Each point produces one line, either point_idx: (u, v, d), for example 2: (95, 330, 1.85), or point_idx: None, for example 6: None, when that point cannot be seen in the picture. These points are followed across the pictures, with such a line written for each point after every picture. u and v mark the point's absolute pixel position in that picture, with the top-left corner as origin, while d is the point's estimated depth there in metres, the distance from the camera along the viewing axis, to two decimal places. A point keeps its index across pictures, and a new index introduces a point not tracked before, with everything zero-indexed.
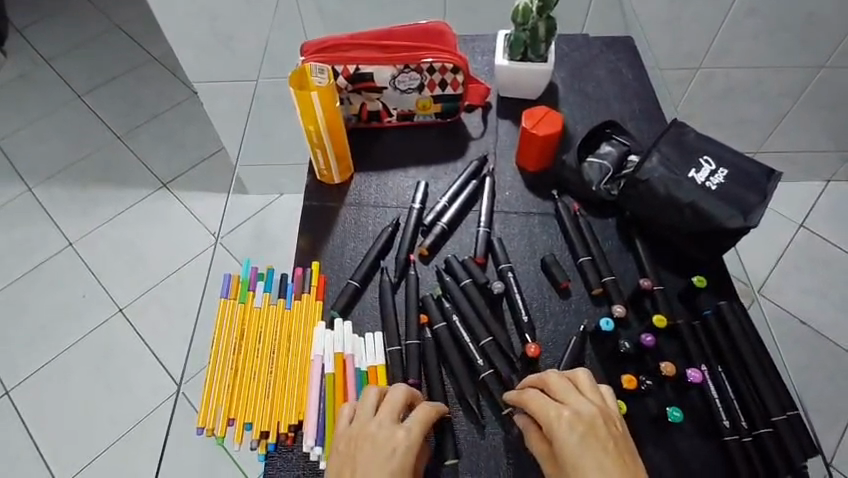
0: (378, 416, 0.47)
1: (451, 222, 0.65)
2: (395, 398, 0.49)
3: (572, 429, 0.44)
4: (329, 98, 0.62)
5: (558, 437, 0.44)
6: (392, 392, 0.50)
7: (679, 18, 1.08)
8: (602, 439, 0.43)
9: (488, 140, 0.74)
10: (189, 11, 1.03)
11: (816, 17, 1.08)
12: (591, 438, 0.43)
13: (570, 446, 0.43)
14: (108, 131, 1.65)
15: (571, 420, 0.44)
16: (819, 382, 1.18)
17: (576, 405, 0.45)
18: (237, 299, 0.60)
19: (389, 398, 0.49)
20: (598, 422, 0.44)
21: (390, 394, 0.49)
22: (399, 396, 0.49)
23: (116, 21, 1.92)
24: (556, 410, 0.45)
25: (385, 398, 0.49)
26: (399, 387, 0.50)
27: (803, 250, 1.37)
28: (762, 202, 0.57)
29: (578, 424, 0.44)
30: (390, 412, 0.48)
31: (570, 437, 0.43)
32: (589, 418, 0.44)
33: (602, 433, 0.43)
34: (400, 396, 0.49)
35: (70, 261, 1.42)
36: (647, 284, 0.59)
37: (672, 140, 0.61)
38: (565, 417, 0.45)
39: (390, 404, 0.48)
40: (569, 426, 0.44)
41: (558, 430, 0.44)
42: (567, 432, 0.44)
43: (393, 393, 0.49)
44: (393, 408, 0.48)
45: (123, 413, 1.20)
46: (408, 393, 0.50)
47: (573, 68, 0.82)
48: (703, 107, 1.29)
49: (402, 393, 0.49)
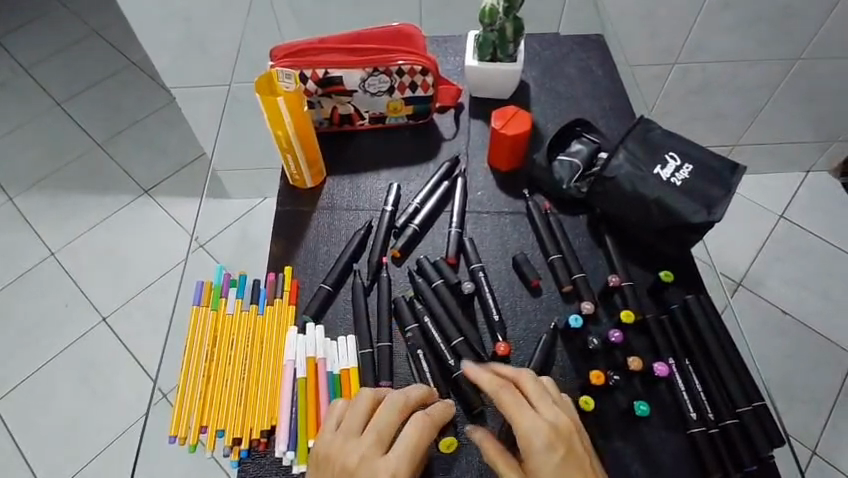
0: (365, 441, 0.46)
1: (423, 223, 0.66)
2: (387, 418, 0.47)
3: (552, 448, 0.44)
4: (297, 102, 0.62)
5: (535, 451, 0.44)
6: (385, 407, 0.48)
7: (652, 14, 1.08)
8: (575, 457, 0.44)
9: (461, 140, 0.75)
10: (162, 16, 1.02)
11: (790, 9, 1.08)
12: (569, 457, 0.44)
13: (546, 462, 0.43)
14: (89, 138, 1.64)
15: (549, 436, 0.44)
16: (802, 371, 1.20)
17: (553, 417, 0.46)
18: (209, 306, 0.61)
19: (381, 415, 0.47)
20: (572, 438, 0.45)
21: (382, 407, 0.48)
22: (393, 413, 0.48)
23: (94, 26, 1.91)
24: (534, 421, 0.45)
25: (377, 415, 0.48)
26: (394, 400, 0.48)
27: (784, 240, 1.39)
28: (726, 196, 0.57)
29: (557, 441, 0.44)
30: (381, 437, 0.46)
31: (549, 457, 0.44)
32: (565, 436, 0.45)
33: (577, 452, 0.44)
34: (394, 414, 0.47)
35: (53, 270, 1.41)
36: (615, 281, 0.59)
37: (638, 137, 0.62)
38: (542, 430, 0.45)
39: (380, 424, 0.47)
40: (547, 442, 0.44)
41: (535, 444, 0.44)
42: (544, 448, 0.44)
43: (385, 408, 0.48)
44: (385, 431, 0.47)
45: (109, 422, 1.19)
46: (403, 408, 0.48)
47: (545, 66, 0.82)
48: (680, 102, 1.30)
49: (397, 408, 0.48)
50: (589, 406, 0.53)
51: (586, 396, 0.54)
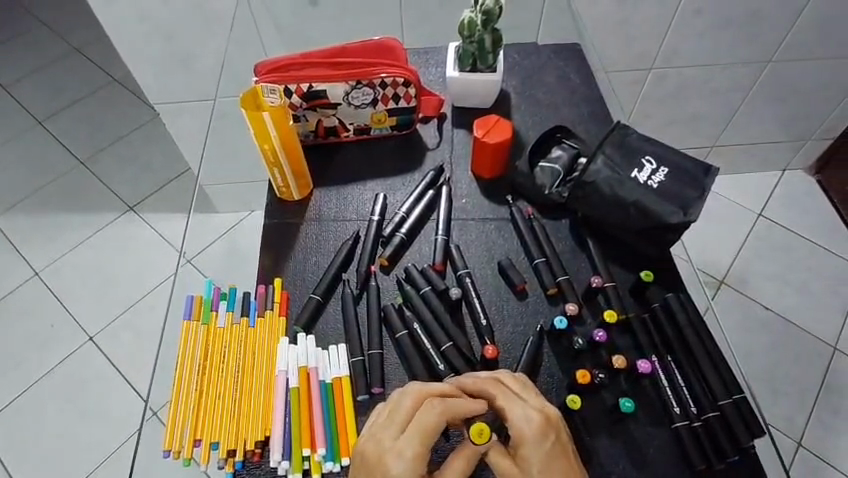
0: (381, 436, 0.46)
1: (410, 231, 0.67)
2: (402, 408, 0.47)
3: (544, 437, 0.45)
4: (282, 116, 0.63)
5: (526, 440, 0.45)
6: (403, 401, 0.47)
7: (628, 21, 1.12)
8: (562, 444, 0.46)
9: (444, 150, 0.76)
10: (144, 33, 1.03)
11: (759, 14, 1.12)
12: (557, 444, 0.46)
13: (537, 449, 0.45)
14: (72, 156, 1.63)
15: (540, 425, 0.46)
16: (786, 364, 1.23)
17: (540, 406, 0.47)
18: (200, 320, 0.61)
19: (397, 405, 0.48)
20: (559, 426, 0.47)
21: (401, 402, 0.47)
22: (410, 404, 0.47)
23: (74, 44, 1.90)
24: (520, 412, 0.47)
25: (393, 406, 0.48)
26: (408, 390, 0.48)
27: (763, 237, 1.42)
28: (700, 196, 0.60)
29: (548, 429, 0.46)
30: (398, 423, 0.46)
31: (541, 445, 0.45)
32: (554, 424, 0.46)
33: (563, 439, 0.46)
34: (408, 403, 0.47)
35: (37, 290, 1.40)
36: (598, 282, 0.61)
37: (615, 142, 0.64)
38: (533, 420, 0.46)
39: (402, 415, 0.47)
40: (538, 430, 0.45)
41: (527, 434, 0.45)
42: (536, 436, 0.45)
43: (401, 397, 0.48)
44: (400, 417, 0.46)
45: (100, 440, 1.18)
46: (419, 397, 0.48)
47: (525, 75, 0.85)
48: (658, 106, 1.34)
49: (411, 397, 0.48)
50: (576, 405, 0.54)
51: (572, 395, 0.55)
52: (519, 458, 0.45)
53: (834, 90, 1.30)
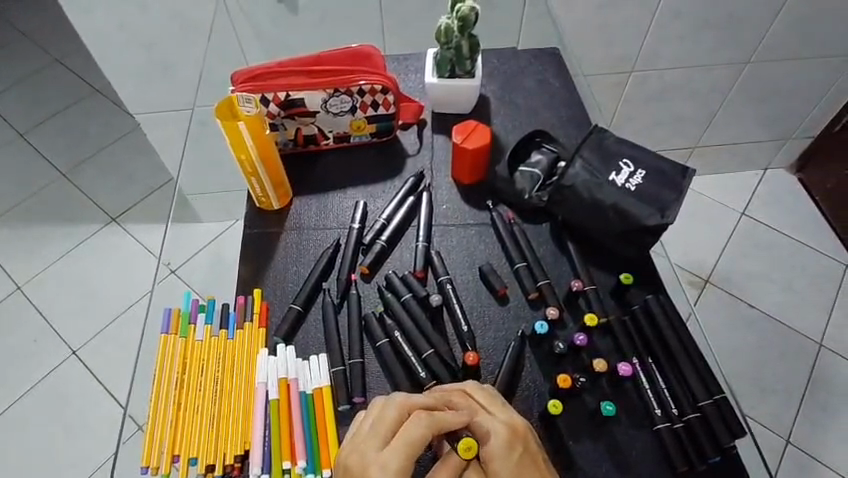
0: (365, 448, 0.45)
1: (390, 238, 0.67)
2: (388, 415, 0.47)
3: (512, 449, 0.46)
4: (257, 126, 0.63)
5: (495, 454, 0.45)
6: (390, 409, 0.47)
7: (607, 24, 1.12)
8: (528, 454, 0.46)
9: (424, 157, 0.76)
10: (122, 43, 1.02)
11: (737, 17, 1.13)
12: (525, 456, 0.46)
13: (507, 462, 0.45)
14: (53, 168, 1.61)
15: (507, 436, 0.46)
16: (771, 361, 1.24)
17: (507, 418, 0.48)
18: (178, 334, 0.60)
19: (381, 413, 0.47)
20: (527, 437, 0.47)
21: (386, 410, 0.47)
22: (395, 412, 0.47)
23: (55, 55, 1.89)
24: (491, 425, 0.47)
25: (377, 414, 0.47)
26: (394, 399, 0.48)
27: (747, 236, 1.44)
28: (678, 198, 0.60)
29: (515, 441, 0.46)
30: (382, 433, 0.46)
31: (510, 457, 0.45)
32: (519, 434, 0.47)
33: (531, 449, 0.47)
34: (393, 411, 0.47)
35: (19, 305, 1.37)
36: (578, 285, 0.61)
37: (593, 146, 0.64)
38: (501, 433, 0.46)
39: (387, 423, 0.46)
40: (505, 443, 0.46)
41: (495, 448, 0.46)
42: (504, 448, 0.46)
43: (385, 405, 0.48)
44: (385, 427, 0.46)
45: (84, 456, 1.16)
46: (402, 406, 0.47)
47: (504, 80, 0.85)
48: (641, 108, 1.35)
49: (395, 406, 0.47)
50: (557, 409, 0.54)
51: (553, 400, 0.55)
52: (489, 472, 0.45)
53: (811, 90, 1.32)
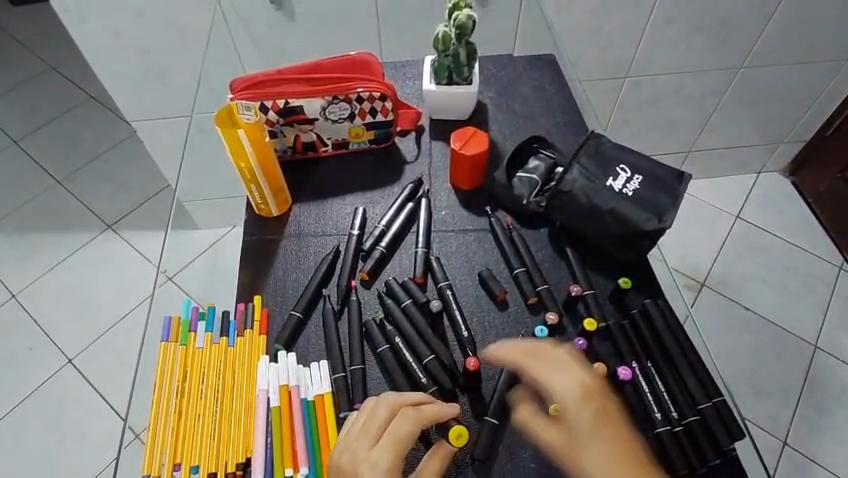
0: (354, 447, 0.47)
1: (390, 245, 0.67)
2: (377, 415, 0.48)
3: (587, 401, 0.49)
4: (257, 133, 0.63)
5: (571, 405, 0.49)
6: (379, 409, 0.48)
7: (601, 30, 1.14)
8: (598, 403, 0.49)
9: (423, 163, 0.77)
10: (119, 50, 1.02)
11: (729, 22, 1.15)
12: (600, 408, 0.49)
13: (582, 414, 0.49)
14: (47, 176, 1.60)
15: (583, 391, 0.50)
16: (767, 363, 1.25)
17: (583, 374, 0.51)
18: (178, 342, 0.60)
19: (371, 413, 0.48)
20: (595, 387, 0.50)
21: (375, 409, 0.49)
22: (385, 412, 0.48)
23: (49, 62, 1.88)
24: (556, 380, 0.51)
25: (367, 415, 0.49)
26: (385, 399, 0.49)
27: (742, 240, 1.45)
28: (674, 203, 0.61)
29: (591, 395, 0.49)
30: (372, 432, 0.47)
31: (585, 409, 0.49)
32: (584, 384, 0.50)
33: (600, 397, 0.50)
34: (383, 411, 0.48)
35: (14, 314, 1.36)
36: (577, 290, 0.62)
37: (590, 151, 0.65)
38: (576, 387, 0.50)
39: (377, 423, 0.48)
40: (582, 396, 0.49)
41: (571, 401, 0.49)
42: (580, 401, 0.49)
43: (375, 406, 0.49)
44: (375, 426, 0.47)
45: (80, 464, 1.15)
46: (393, 405, 0.49)
47: (501, 86, 0.86)
48: (635, 113, 1.36)
49: (386, 406, 0.49)
50: None
51: None
52: (564, 426, 0.49)
53: (804, 94, 1.34)
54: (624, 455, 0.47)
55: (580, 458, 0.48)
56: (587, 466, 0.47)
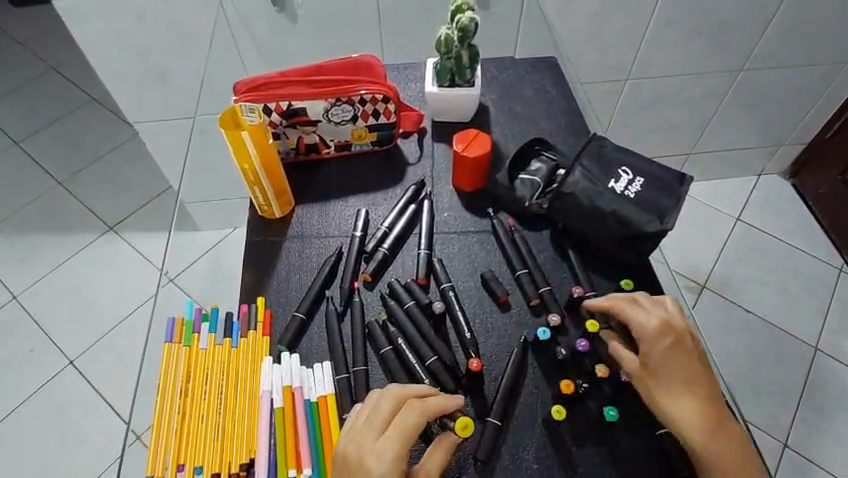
0: (360, 438, 0.47)
1: (393, 247, 0.67)
2: (381, 408, 0.48)
3: (663, 337, 0.53)
4: (261, 135, 0.63)
5: (646, 340, 0.53)
6: (383, 401, 0.48)
7: (602, 33, 1.14)
8: (682, 348, 0.53)
9: (425, 165, 0.77)
10: (121, 52, 1.02)
11: (729, 25, 1.15)
12: (677, 345, 0.53)
13: (656, 347, 0.53)
14: (48, 177, 1.61)
15: (661, 328, 0.53)
16: (767, 365, 1.25)
17: (663, 315, 0.54)
18: (182, 343, 0.60)
19: (375, 406, 0.48)
20: (683, 332, 0.54)
21: (380, 402, 0.48)
22: (390, 404, 0.48)
23: (51, 64, 1.89)
24: (644, 327, 0.54)
25: (372, 408, 0.49)
26: (389, 392, 0.49)
27: (742, 242, 1.45)
28: (676, 205, 0.61)
29: (668, 332, 0.53)
30: (378, 424, 0.47)
31: (660, 344, 0.53)
32: (671, 330, 0.53)
33: (685, 343, 0.53)
34: (388, 403, 0.48)
35: (14, 315, 1.36)
36: (579, 292, 0.62)
37: (592, 153, 0.65)
38: (654, 324, 0.54)
39: (382, 415, 0.48)
40: (659, 332, 0.53)
41: (647, 336, 0.53)
42: (656, 336, 0.53)
43: (380, 398, 0.49)
44: (380, 419, 0.47)
45: (80, 465, 1.15)
46: (397, 398, 0.49)
47: (503, 88, 0.86)
48: (636, 115, 1.36)
49: (390, 398, 0.49)
50: (560, 416, 0.55)
51: (556, 406, 0.56)
52: (647, 369, 0.53)
53: (804, 97, 1.34)
54: (703, 394, 0.52)
55: (662, 398, 0.52)
56: (669, 406, 0.51)
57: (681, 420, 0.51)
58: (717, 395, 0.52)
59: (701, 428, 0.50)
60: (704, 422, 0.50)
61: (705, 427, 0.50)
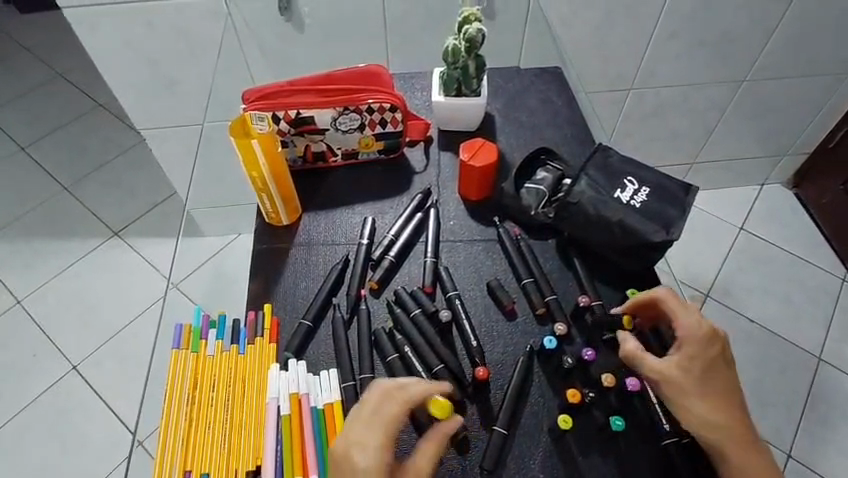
0: (350, 430, 0.46)
1: (399, 255, 0.68)
2: (366, 400, 0.48)
3: (711, 343, 0.52)
4: (270, 144, 0.64)
5: (695, 343, 0.52)
6: (369, 394, 0.49)
7: (606, 43, 1.15)
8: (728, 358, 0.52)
9: (431, 174, 0.77)
10: (129, 59, 1.03)
11: (732, 36, 1.16)
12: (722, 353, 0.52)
13: (705, 353, 0.51)
14: (54, 183, 1.61)
15: (709, 333, 0.52)
16: (771, 375, 1.25)
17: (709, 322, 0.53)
18: (189, 349, 0.60)
19: (362, 401, 0.49)
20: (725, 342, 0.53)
21: (367, 395, 0.49)
22: (374, 396, 0.48)
23: (58, 70, 1.90)
24: (695, 325, 0.52)
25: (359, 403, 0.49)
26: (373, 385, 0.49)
27: (745, 251, 1.45)
28: (681, 216, 0.61)
29: (715, 338, 0.52)
30: (362, 416, 0.47)
31: (709, 349, 0.51)
32: (720, 335, 0.52)
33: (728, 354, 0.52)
34: (371, 395, 0.48)
35: (18, 320, 1.37)
36: (585, 300, 0.62)
37: (598, 164, 0.66)
38: (702, 328, 0.52)
39: (365, 407, 0.48)
40: (709, 337, 0.52)
41: (697, 339, 0.52)
42: (705, 341, 0.51)
43: (366, 393, 0.49)
44: (365, 411, 0.47)
45: (81, 471, 1.15)
46: (378, 389, 0.49)
47: (508, 98, 0.87)
48: (639, 125, 1.37)
49: (374, 391, 0.49)
50: (566, 425, 0.55)
51: (562, 415, 0.56)
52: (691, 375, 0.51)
53: (806, 108, 1.35)
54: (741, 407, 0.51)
55: (710, 405, 0.50)
56: (714, 415, 0.49)
57: (711, 418, 0.49)
58: (745, 406, 0.52)
59: (738, 439, 0.49)
60: (741, 432, 0.50)
61: (742, 437, 0.49)
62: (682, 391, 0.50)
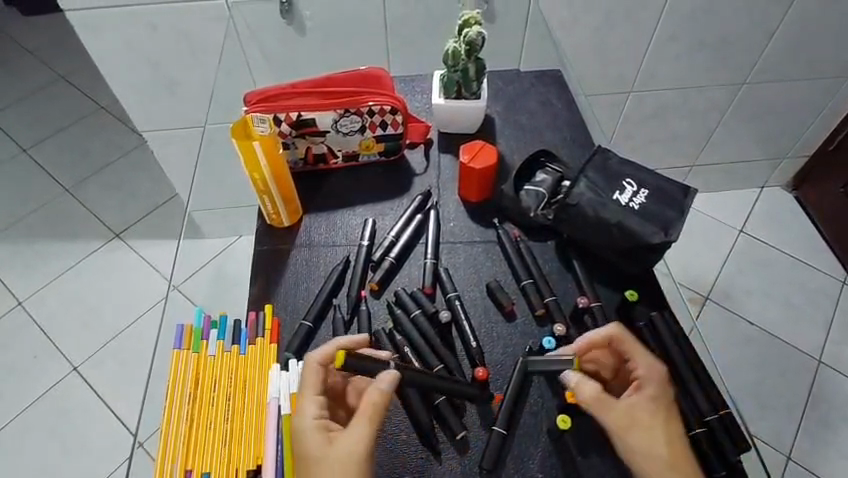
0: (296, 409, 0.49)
1: (399, 256, 0.68)
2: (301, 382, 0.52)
3: (666, 387, 0.51)
4: (272, 146, 0.65)
5: (651, 383, 0.51)
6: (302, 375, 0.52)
7: (605, 46, 1.15)
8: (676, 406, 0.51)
9: (431, 176, 0.78)
10: (131, 61, 1.04)
11: (731, 38, 1.16)
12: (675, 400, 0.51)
13: (661, 394, 0.50)
14: (56, 184, 1.62)
15: (663, 377, 0.51)
16: (771, 377, 1.25)
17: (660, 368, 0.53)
18: (190, 349, 0.61)
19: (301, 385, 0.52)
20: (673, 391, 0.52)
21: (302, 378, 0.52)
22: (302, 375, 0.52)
23: (61, 72, 1.91)
24: (654, 367, 0.52)
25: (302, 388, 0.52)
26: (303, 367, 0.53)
27: (745, 254, 1.46)
28: (679, 217, 0.62)
29: (667, 384, 0.51)
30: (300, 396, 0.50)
31: (666, 391, 0.50)
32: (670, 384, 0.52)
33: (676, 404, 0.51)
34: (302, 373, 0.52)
35: (19, 321, 1.37)
36: (584, 302, 0.63)
37: (597, 166, 0.66)
38: (657, 371, 0.52)
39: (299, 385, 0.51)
40: (663, 382, 0.51)
41: (654, 379, 0.51)
42: (660, 382, 0.51)
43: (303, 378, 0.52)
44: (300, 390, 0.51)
45: (82, 472, 1.15)
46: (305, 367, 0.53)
47: (508, 101, 0.87)
48: (639, 127, 1.38)
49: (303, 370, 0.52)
50: (565, 425, 0.55)
51: (562, 415, 0.56)
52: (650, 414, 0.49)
53: (805, 110, 1.35)
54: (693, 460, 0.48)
55: (670, 446, 0.47)
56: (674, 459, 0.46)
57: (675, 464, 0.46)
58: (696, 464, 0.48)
59: None
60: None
61: None
62: (652, 432, 0.48)
